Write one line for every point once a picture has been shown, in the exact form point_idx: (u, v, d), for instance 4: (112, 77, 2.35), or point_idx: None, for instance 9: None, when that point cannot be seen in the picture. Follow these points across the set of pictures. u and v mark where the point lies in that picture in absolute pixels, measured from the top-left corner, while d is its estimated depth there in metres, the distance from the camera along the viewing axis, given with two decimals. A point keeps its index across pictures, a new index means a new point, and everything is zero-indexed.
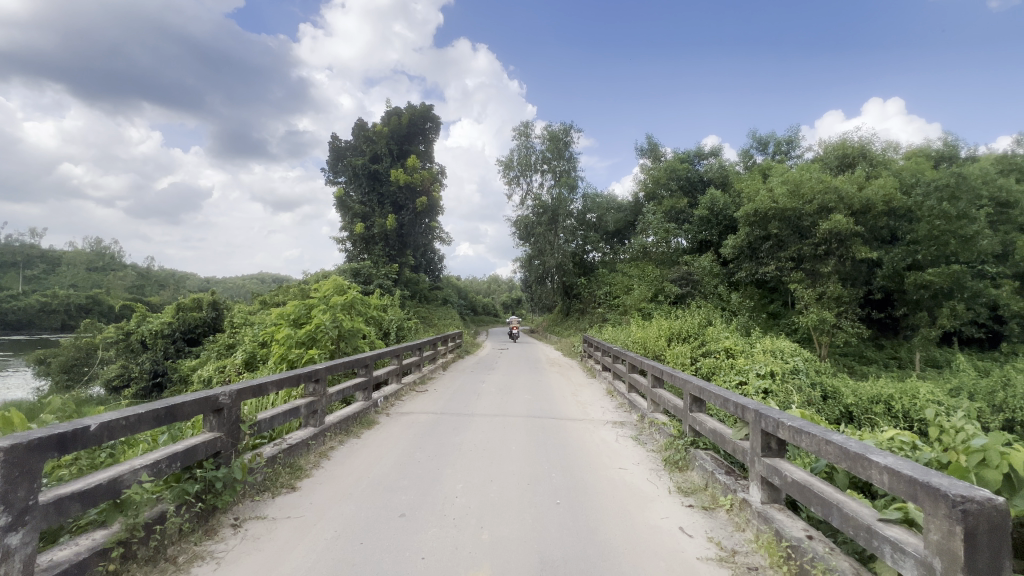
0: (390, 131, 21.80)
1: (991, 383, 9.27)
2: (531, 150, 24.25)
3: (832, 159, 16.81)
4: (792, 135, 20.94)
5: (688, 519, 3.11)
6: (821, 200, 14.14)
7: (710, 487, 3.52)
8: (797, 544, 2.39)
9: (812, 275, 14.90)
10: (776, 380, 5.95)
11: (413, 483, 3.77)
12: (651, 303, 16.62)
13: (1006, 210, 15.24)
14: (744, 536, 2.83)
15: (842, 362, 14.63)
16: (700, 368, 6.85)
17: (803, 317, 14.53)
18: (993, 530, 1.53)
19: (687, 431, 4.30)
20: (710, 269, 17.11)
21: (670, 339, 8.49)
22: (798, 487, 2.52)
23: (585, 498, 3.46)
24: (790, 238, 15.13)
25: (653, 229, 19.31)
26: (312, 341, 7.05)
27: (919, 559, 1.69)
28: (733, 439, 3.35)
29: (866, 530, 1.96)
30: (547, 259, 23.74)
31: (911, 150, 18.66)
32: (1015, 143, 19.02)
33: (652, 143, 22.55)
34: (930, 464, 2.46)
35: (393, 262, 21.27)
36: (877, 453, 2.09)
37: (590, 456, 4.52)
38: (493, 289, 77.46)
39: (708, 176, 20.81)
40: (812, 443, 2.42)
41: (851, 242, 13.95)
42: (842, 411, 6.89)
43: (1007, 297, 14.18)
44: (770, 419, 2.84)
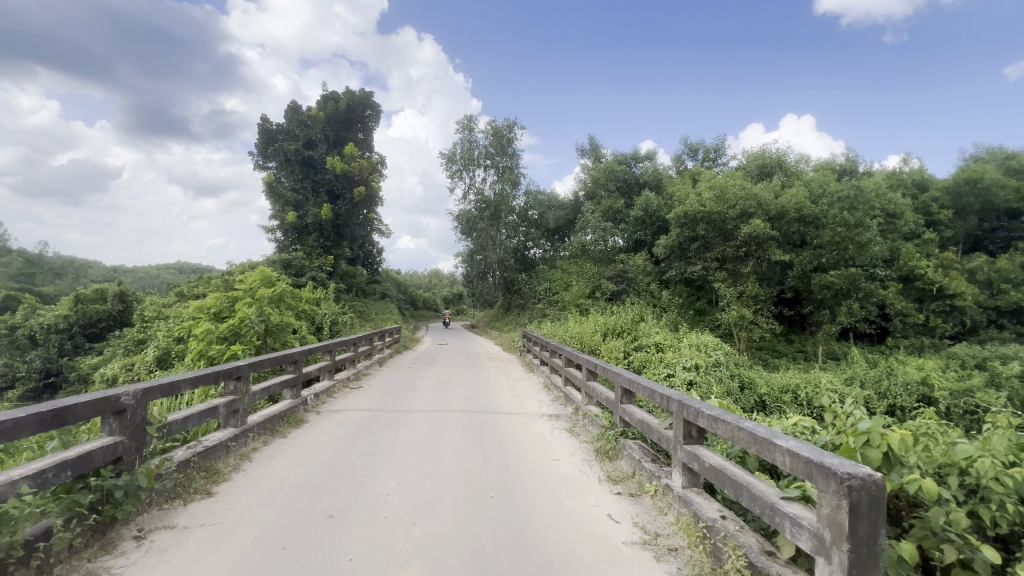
0: (326, 116, 20.80)
1: (878, 373, 10.50)
2: (474, 145, 24.07)
3: (752, 168, 18.22)
4: (719, 144, 22.42)
5: (616, 506, 3.25)
6: (743, 205, 15.30)
7: (637, 474, 3.70)
8: (711, 525, 2.56)
9: (733, 275, 16.05)
10: (700, 373, 6.34)
11: (344, 482, 3.63)
12: (589, 299, 17.11)
13: (893, 220, 17.27)
14: (666, 519, 3.00)
15: (758, 356, 15.89)
16: (632, 362, 7.17)
17: (725, 314, 15.64)
18: (873, 502, 1.72)
19: (618, 422, 4.50)
20: (643, 267, 17.97)
21: (605, 334, 8.80)
22: (714, 472, 2.70)
23: (520, 490, 3.52)
24: (715, 240, 16.19)
25: (592, 228, 19.83)
26: (236, 337, 6.60)
27: (813, 532, 1.88)
28: (658, 428, 3.55)
29: (770, 507, 2.15)
30: (488, 255, 23.89)
31: (819, 164, 20.65)
32: (903, 162, 21.62)
33: (592, 144, 23.25)
34: (826, 446, 2.74)
35: (328, 253, 20.38)
36: (781, 437, 2.28)
37: (525, 448, 4.60)
38: (433, 284, 76.35)
39: (644, 178, 21.83)
40: (727, 431, 2.61)
41: (767, 245, 15.19)
42: (756, 400, 7.51)
43: (892, 298, 16.10)
44: (691, 409, 3.02)
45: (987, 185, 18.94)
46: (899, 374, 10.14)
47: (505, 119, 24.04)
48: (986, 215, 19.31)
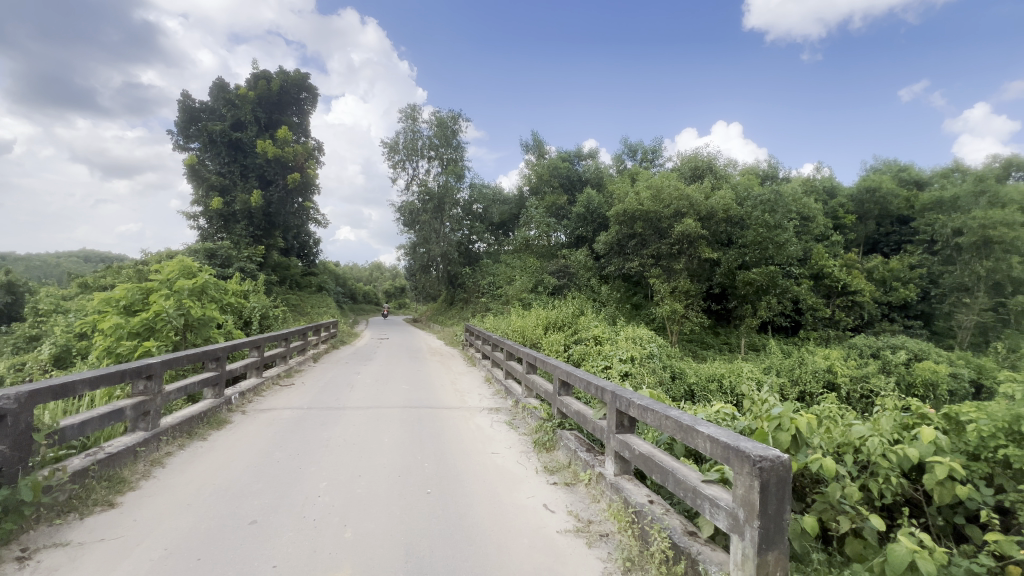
0: (257, 96, 19.43)
1: (792, 362, 11.52)
2: (417, 135, 23.49)
3: (686, 170, 19.24)
4: (657, 146, 23.41)
5: (551, 496, 3.32)
6: (677, 205, 16.08)
7: (573, 464, 3.79)
8: (640, 509, 2.67)
9: (667, 271, 16.94)
10: (635, 364, 6.63)
11: (270, 485, 3.44)
12: (531, 293, 17.27)
13: (806, 223, 18.89)
14: (599, 506, 3.11)
15: (688, 348, 16.85)
16: (572, 354, 7.33)
17: (659, 308, 16.44)
18: (780, 482, 1.86)
19: (556, 414, 4.60)
20: (584, 263, 18.58)
21: (546, 328, 8.94)
22: (644, 459, 2.81)
23: (457, 485, 3.50)
24: (652, 237, 17.03)
25: (535, 223, 19.99)
26: (150, 333, 6.02)
27: (729, 512, 2.01)
28: (593, 418, 3.66)
29: (693, 490, 2.27)
30: (432, 248, 23.14)
31: (745, 168, 22.19)
32: (816, 170, 23.70)
33: (536, 140, 23.49)
34: (744, 431, 2.94)
35: (258, 243, 19.17)
36: (703, 424, 2.42)
37: (464, 443, 4.57)
38: (374, 276, 74.17)
39: (586, 176, 22.38)
40: (656, 419, 2.72)
41: (698, 243, 16.14)
42: (686, 389, 7.97)
43: (806, 294, 17.59)
44: (624, 399, 3.12)
45: (884, 194, 21.21)
46: (808, 363, 11.15)
47: (449, 110, 23.64)
48: (882, 220, 21.62)
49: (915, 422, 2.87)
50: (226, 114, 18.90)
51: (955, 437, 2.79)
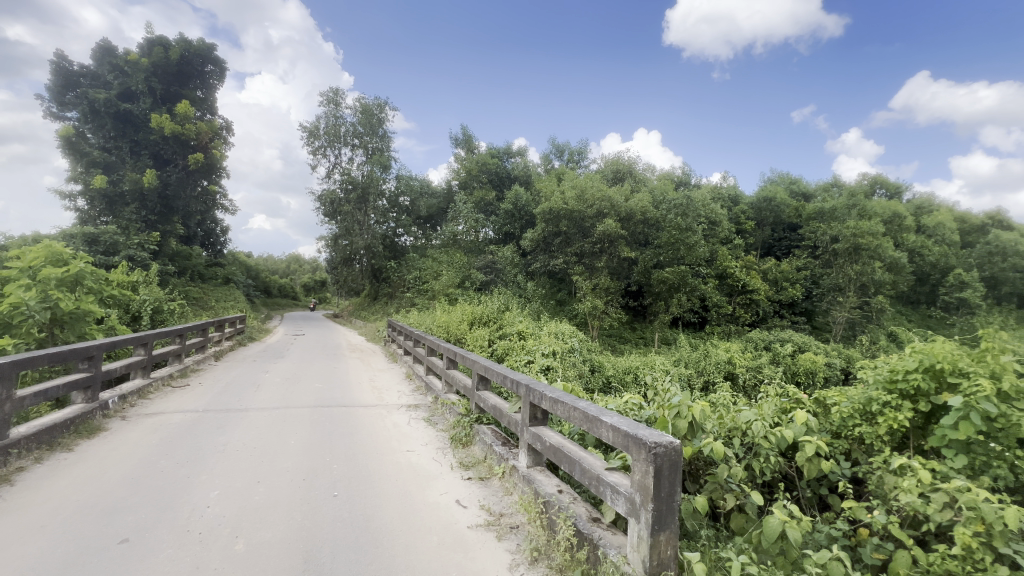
0: (152, 65, 17.28)
1: (698, 355, 12.48)
2: (340, 120, 22.24)
3: (608, 172, 20.17)
4: (582, 148, 24.24)
5: (465, 491, 3.30)
6: (599, 206, 16.86)
7: (488, 458, 3.80)
8: (549, 500, 2.72)
9: (589, 269, 17.68)
10: (556, 359, 6.79)
11: (150, 497, 3.06)
12: (458, 289, 17.07)
13: (714, 227, 20.54)
14: (510, 498, 3.14)
15: (607, 343, 17.61)
16: (496, 349, 7.36)
17: (582, 304, 17.05)
18: (671, 465, 1.98)
19: (474, 408, 4.59)
20: (511, 259, 18.78)
21: (472, 322, 8.88)
22: (554, 450, 2.88)
23: (367, 485, 3.36)
24: (576, 236, 17.75)
25: (463, 217, 19.77)
26: (4, 329, 5.15)
27: (628, 497, 2.10)
28: (509, 412, 3.68)
29: (596, 478, 2.36)
30: (354, 240, 22.12)
31: (662, 174, 23.66)
32: (722, 179, 25.87)
33: (466, 134, 23.29)
34: (647, 419, 3.10)
35: (152, 229, 17.10)
36: (607, 414, 2.51)
37: (377, 442, 4.40)
38: (291, 269, 69.48)
39: (514, 173, 22.66)
40: (564, 411, 2.79)
41: (617, 243, 17.06)
42: (604, 380, 8.37)
43: (711, 293, 19.18)
44: (537, 392, 3.17)
45: (778, 203, 23.63)
46: (712, 355, 12.19)
47: (375, 97, 22.66)
48: (776, 227, 24.12)
49: (792, 407, 3.20)
50: (113, 81, 16.62)
51: (823, 418, 3.15)
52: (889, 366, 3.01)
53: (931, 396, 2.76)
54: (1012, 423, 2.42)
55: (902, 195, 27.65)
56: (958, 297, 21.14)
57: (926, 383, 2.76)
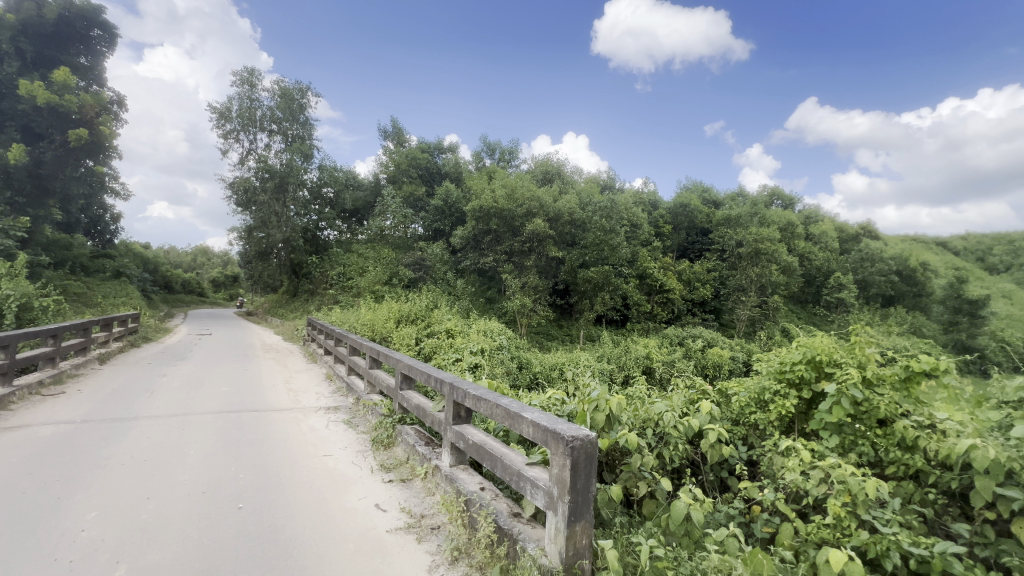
0: (21, 24, 14.92)
1: (620, 351, 13.13)
2: (256, 103, 20.59)
3: (538, 173, 20.60)
4: (513, 147, 24.48)
5: (385, 494, 3.18)
6: (528, 205, 17.19)
7: (410, 459, 3.71)
8: (470, 498, 2.70)
9: (518, 267, 17.97)
10: (484, 356, 6.78)
11: (7, 524, 2.64)
12: (385, 286, 16.55)
13: (635, 229, 21.66)
14: (433, 499, 3.09)
15: (535, 340, 17.98)
16: (423, 348, 7.22)
17: (511, 302, 17.26)
18: (586, 457, 2.05)
19: (397, 409, 4.45)
20: (440, 256, 18.53)
21: (398, 321, 8.62)
22: (476, 447, 2.88)
23: (278, 495, 3.13)
24: (506, 234, 17.94)
25: (391, 212, 19.13)
26: None
27: (546, 491, 2.15)
28: (432, 411, 3.62)
29: (517, 474, 2.39)
30: (271, 233, 20.43)
31: (589, 177, 24.57)
32: (644, 184, 27.39)
33: (396, 127, 22.48)
34: (569, 414, 3.18)
35: (20, 213, 14.74)
36: (528, 410, 2.55)
37: (291, 447, 4.13)
38: (196, 262, 63.29)
39: (445, 170, 22.39)
40: (487, 408, 2.80)
41: (545, 243, 17.50)
42: (531, 377, 8.52)
43: (632, 292, 20.24)
44: (460, 390, 3.14)
45: (691, 210, 25.44)
46: (632, 351, 12.91)
47: (296, 81, 21.21)
48: (690, 231, 26.00)
49: (699, 397, 3.46)
50: None
51: (724, 407, 3.44)
52: (779, 358, 3.35)
53: (812, 385, 3.10)
54: (873, 407, 2.79)
55: (795, 206, 30.99)
56: (837, 297, 24.17)
57: (809, 372, 3.10)
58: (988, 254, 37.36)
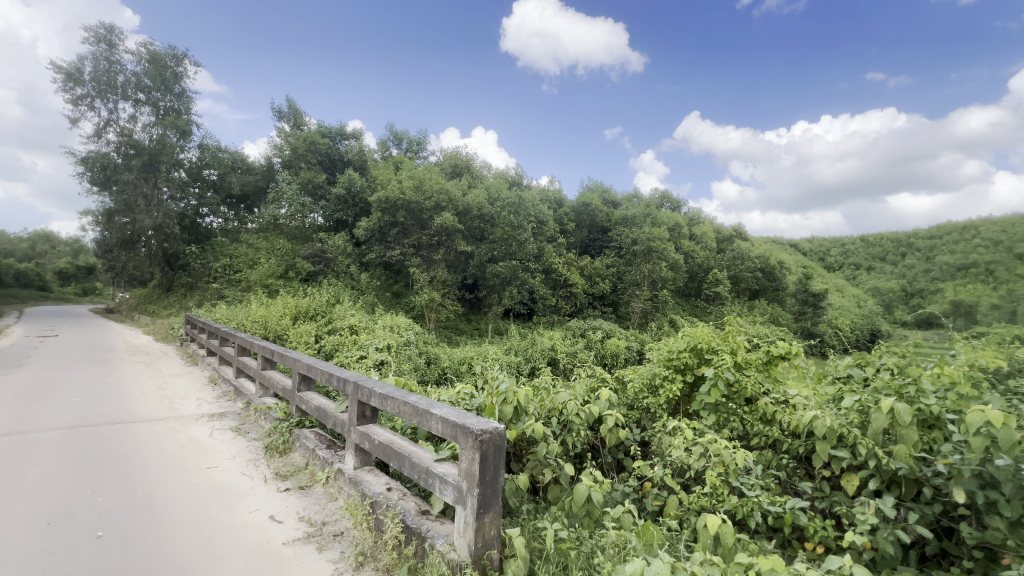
0: None
1: (527, 344, 13.52)
2: (116, 66, 17.77)
3: (447, 166, 20.38)
4: (422, 138, 23.90)
5: (280, 505, 2.96)
6: (437, 198, 17.01)
7: (310, 465, 3.48)
8: (376, 500, 2.61)
9: (427, 261, 17.66)
10: (390, 353, 6.57)
11: None
12: (280, 279, 15.29)
13: (542, 226, 22.37)
14: (335, 505, 2.94)
15: (443, 335, 17.81)
16: (324, 345, 6.80)
17: (419, 297, 16.93)
18: (495, 450, 2.09)
19: (294, 412, 4.14)
20: (343, 249, 17.58)
21: (296, 317, 8.00)
22: (383, 447, 2.78)
23: (153, 517, 2.76)
24: (413, 227, 17.50)
25: (287, 200, 17.65)
26: None
27: (455, 487, 2.15)
28: (334, 412, 3.43)
29: (425, 471, 2.36)
30: (137, 218, 17.73)
31: (497, 173, 24.85)
32: (550, 182, 28.35)
33: (292, 107, 20.73)
34: (477, 408, 3.21)
35: None
36: (437, 407, 2.52)
37: (166, 461, 3.65)
38: (34, 249, 52.95)
39: (348, 157, 21.21)
40: (394, 406, 2.72)
41: (454, 237, 17.41)
42: (439, 372, 8.45)
43: (538, 286, 20.92)
44: (365, 389, 3.01)
45: (593, 209, 26.90)
46: (538, 343, 13.37)
47: (169, 45, 18.60)
48: (592, 229, 27.50)
49: (599, 385, 3.69)
50: None
51: (621, 393, 3.71)
52: (668, 347, 3.70)
53: (694, 369, 3.47)
54: (742, 387, 3.21)
55: (681, 209, 34.20)
56: (715, 291, 27.21)
57: (692, 359, 3.47)
58: (827, 255, 44.51)
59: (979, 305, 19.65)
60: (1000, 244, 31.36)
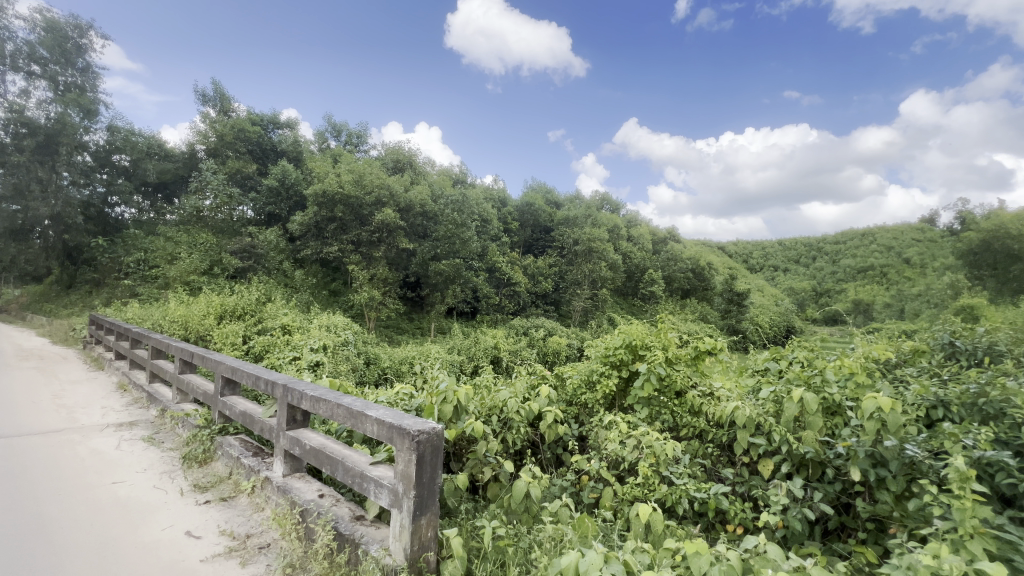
0: None
1: (470, 343, 13.47)
2: (4, 33, 15.60)
3: (388, 161, 19.85)
4: (362, 131, 23.09)
5: (198, 518, 2.74)
6: (377, 193, 16.51)
7: (234, 474, 3.25)
8: (307, 508, 2.49)
9: (367, 258, 17.10)
10: (326, 353, 6.29)
11: None
12: (203, 276, 14.18)
13: (485, 224, 22.36)
14: (262, 515, 2.76)
15: (384, 334, 17.32)
16: (253, 347, 6.39)
17: (358, 295, 16.35)
18: (433, 450, 2.05)
19: (216, 418, 3.85)
20: (275, 244, 16.59)
21: (221, 317, 7.45)
22: (314, 453, 2.65)
23: (45, 541, 2.45)
24: (352, 223, 16.82)
25: (211, 190, 16.38)
26: None
27: (391, 490, 2.09)
28: (261, 417, 3.22)
29: (359, 476, 2.28)
30: (30, 206, 15.49)
31: (441, 170, 24.52)
32: (494, 181, 28.40)
33: (218, 90, 19.25)
34: (417, 408, 3.15)
35: None
36: (373, 408, 2.44)
37: (63, 478, 3.26)
38: None
39: (281, 147, 20.03)
40: (327, 409, 2.60)
41: (396, 234, 17.00)
42: (379, 373, 8.21)
43: (482, 285, 20.88)
44: (295, 391, 2.86)
45: (536, 209, 27.27)
46: (482, 342, 13.36)
47: (71, 14, 16.63)
48: (535, 229, 27.86)
49: (539, 382, 3.75)
50: None
51: (560, 389, 3.79)
52: (604, 344, 3.83)
53: (629, 365, 3.62)
54: (672, 381, 3.39)
55: (620, 211, 35.51)
56: (650, 290, 28.50)
57: (627, 356, 3.62)
58: (749, 257, 48.03)
59: (875, 304, 22.07)
60: (892, 249, 35.36)
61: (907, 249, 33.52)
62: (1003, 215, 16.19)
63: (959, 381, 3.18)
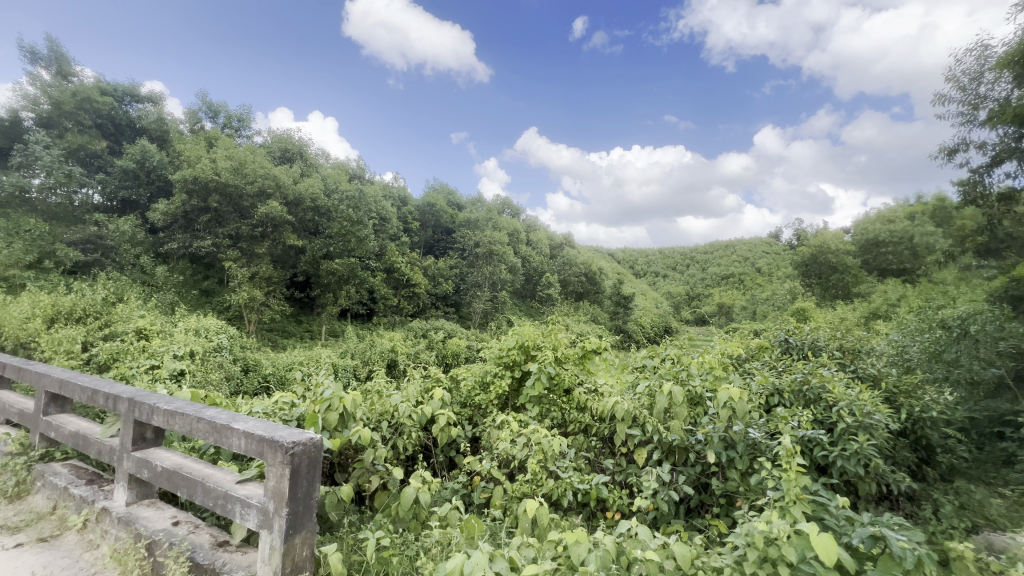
0: None
1: (364, 346, 12.86)
2: None
3: (275, 149, 18.23)
4: (244, 114, 20.89)
5: (4, 567, 2.23)
6: (261, 183, 15.06)
7: (59, 508, 2.70)
8: (156, 539, 2.16)
9: (246, 254, 15.57)
10: (193, 361, 5.57)
11: None
12: (28, 271, 11.69)
13: (384, 223, 21.53)
14: (96, 554, 2.34)
15: (267, 338, 15.84)
16: (96, 355, 5.43)
17: (235, 295, 14.71)
18: (309, 462, 1.91)
19: (37, 443, 3.19)
20: (130, 235, 14.24)
21: (52, 320, 6.21)
22: (167, 475, 2.32)
23: None
24: (229, 215, 15.10)
25: (42, 167, 13.46)
26: None
27: (260, 509, 1.90)
28: (99, 438, 2.74)
29: (222, 496, 2.04)
30: None
31: (336, 163, 23.14)
32: (394, 179, 27.52)
33: (54, 49, 16.00)
34: (296, 417, 2.91)
35: None
36: (240, 420, 2.20)
37: None
38: None
39: (141, 125, 17.45)
40: (183, 424, 2.29)
41: (283, 229, 15.84)
42: (259, 381, 7.48)
43: (379, 286, 20.04)
44: (144, 406, 2.47)
45: (437, 209, 26.96)
46: (378, 345, 12.83)
47: None
48: (437, 229, 27.50)
49: (433, 385, 3.69)
50: None
51: (454, 391, 3.77)
52: (498, 346, 3.91)
53: (521, 365, 3.74)
54: (561, 379, 3.56)
55: (520, 215, 36.59)
56: (547, 293, 29.72)
57: (519, 356, 3.74)
58: (635, 264, 52.35)
59: (734, 307, 25.38)
60: (747, 260, 41.03)
61: (758, 260, 39.13)
62: (827, 234, 19.60)
63: (791, 371, 3.77)
